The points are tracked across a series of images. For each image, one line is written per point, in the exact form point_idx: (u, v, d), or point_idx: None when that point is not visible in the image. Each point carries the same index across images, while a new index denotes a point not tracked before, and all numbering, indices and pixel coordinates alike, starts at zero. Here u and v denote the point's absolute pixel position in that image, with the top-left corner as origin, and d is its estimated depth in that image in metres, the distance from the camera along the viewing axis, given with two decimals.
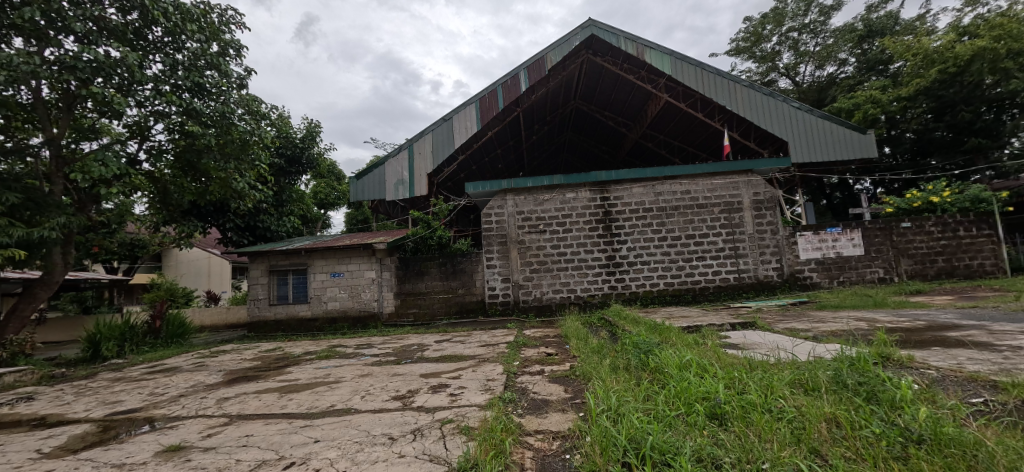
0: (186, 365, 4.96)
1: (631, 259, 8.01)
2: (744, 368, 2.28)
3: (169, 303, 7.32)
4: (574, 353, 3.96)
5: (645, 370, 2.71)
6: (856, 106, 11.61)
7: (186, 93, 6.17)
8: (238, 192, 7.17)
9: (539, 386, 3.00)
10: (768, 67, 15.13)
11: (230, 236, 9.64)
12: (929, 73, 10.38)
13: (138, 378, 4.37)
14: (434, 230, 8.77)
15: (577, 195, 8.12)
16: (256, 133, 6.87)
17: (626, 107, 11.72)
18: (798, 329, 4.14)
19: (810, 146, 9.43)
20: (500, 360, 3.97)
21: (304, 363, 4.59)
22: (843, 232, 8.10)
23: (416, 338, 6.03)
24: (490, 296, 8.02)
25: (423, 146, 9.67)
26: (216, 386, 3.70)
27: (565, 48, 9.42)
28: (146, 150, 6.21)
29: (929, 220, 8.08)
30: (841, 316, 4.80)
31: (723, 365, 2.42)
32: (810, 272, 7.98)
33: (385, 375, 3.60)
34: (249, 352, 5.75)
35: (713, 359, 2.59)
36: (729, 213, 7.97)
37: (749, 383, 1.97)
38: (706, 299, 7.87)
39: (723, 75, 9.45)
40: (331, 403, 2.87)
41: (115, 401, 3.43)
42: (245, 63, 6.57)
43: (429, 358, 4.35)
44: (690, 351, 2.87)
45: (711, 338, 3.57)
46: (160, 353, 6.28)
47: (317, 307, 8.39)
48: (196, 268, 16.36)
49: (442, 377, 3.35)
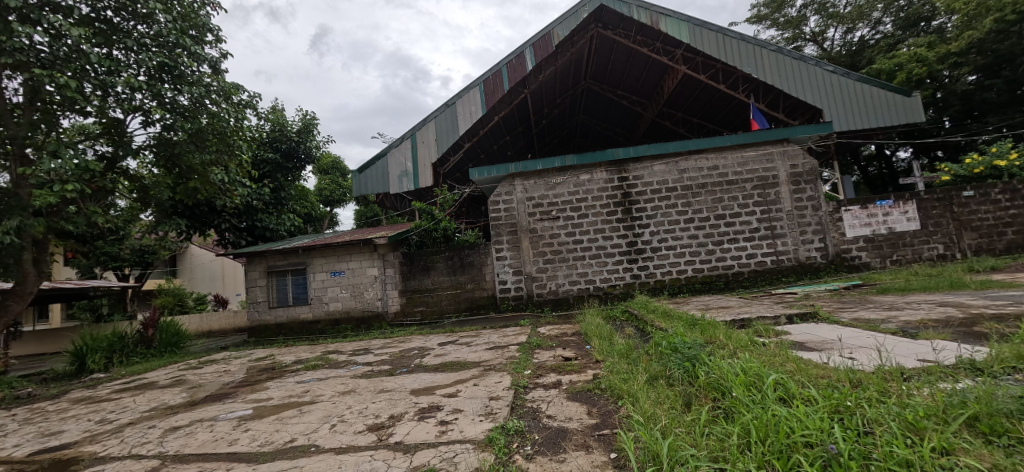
0: (163, 381, 4.46)
1: (655, 244, 7.25)
2: (849, 388, 1.63)
3: (162, 310, 6.82)
4: (597, 358, 3.30)
5: (695, 388, 2.05)
6: (899, 67, 10.51)
7: (159, 79, 5.63)
8: (224, 189, 6.67)
9: (554, 406, 2.35)
10: (794, 34, 14.03)
11: (229, 237, 9.21)
12: (983, 24, 9.29)
13: (104, 398, 3.88)
14: (438, 222, 8.08)
15: (592, 177, 7.40)
16: (237, 123, 6.35)
17: (640, 83, 10.86)
18: (872, 320, 3.39)
19: (850, 113, 8.47)
20: (509, 368, 3.32)
21: (288, 374, 4.05)
22: (895, 204, 7.18)
23: (419, 341, 5.44)
24: (501, 291, 7.38)
25: (426, 135, 9.04)
26: (175, 410, 3.16)
27: (572, 21, 8.65)
28: (121, 144, 5.76)
29: (996, 187, 7.09)
30: (916, 302, 4.01)
31: (811, 382, 1.75)
32: (859, 252, 7.12)
33: (370, 392, 3.00)
34: (237, 362, 5.25)
35: (792, 371, 1.91)
36: (764, 188, 7.15)
37: (875, 417, 1.33)
38: (741, 285, 7.07)
39: (747, 40, 8.55)
40: (290, 436, 2.27)
41: (54, 433, 2.92)
42: (220, 45, 6.01)
43: (427, 366, 3.76)
44: (752, 357, 2.19)
45: (768, 336, 2.90)
46: (146, 364, 5.87)
47: (319, 309, 7.89)
48: (210, 273, 16.14)
49: (435, 396, 2.70)
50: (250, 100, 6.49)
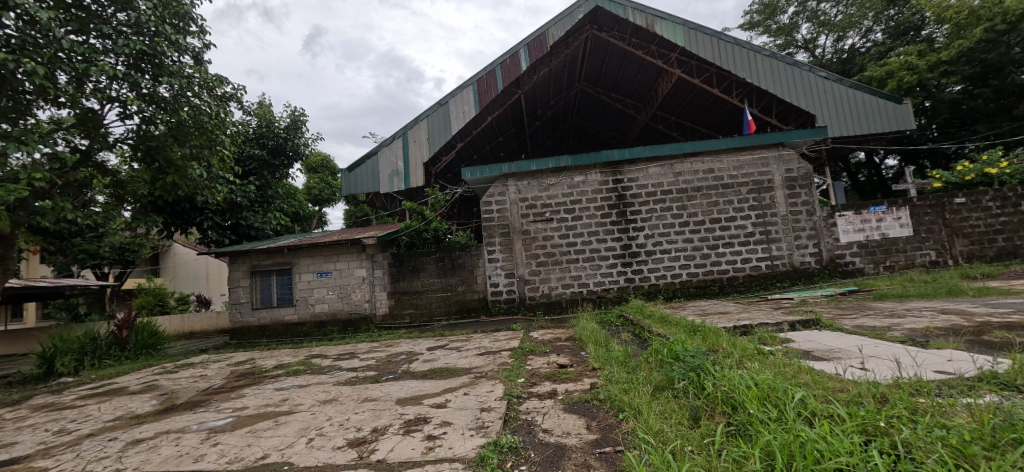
0: (135, 386, 4.22)
1: (649, 248, 7.14)
2: (874, 405, 1.50)
3: (138, 310, 6.54)
4: (593, 365, 3.15)
5: (701, 400, 1.92)
6: (889, 74, 10.62)
7: (137, 69, 5.37)
8: (206, 185, 6.40)
9: (551, 419, 2.19)
10: (786, 40, 14.09)
11: (211, 236, 8.90)
12: (973, 34, 9.39)
13: (67, 405, 3.63)
14: (429, 222, 7.87)
15: (587, 178, 7.27)
16: (220, 117, 6.11)
17: (634, 86, 10.79)
18: (875, 327, 3.29)
19: (844, 119, 8.47)
20: (501, 376, 3.15)
21: (267, 381, 3.84)
22: (888, 211, 7.17)
23: (408, 345, 5.25)
24: (493, 293, 7.22)
25: (417, 134, 8.85)
26: (141, 419, 2.94)
27: (567, 21, 8.54)
28: (96, 136, 5.50)
29: (987, 194, 7.11)
30: (916, 308, 3.94)
31: (831, 397, 1.63)
32: (852, 257, 7.09)
33: (353, 401, 2.82)
34: (216, 366, 5.01)
35: (807, 384, 1.78)
36: (759, 192, 7.09)
37: (915, 445, 1.21)
38: (735, 290, 6.99)
39: (742, 44, 8.51)
40: (263, 451, 2.08)
41: (5, 445, 2.69)
42: (204, 35, 5.79)
43: (415, 373, 3.58)
44: (761, 367, 2.05)
45: (772, 344, 2.78)
46: (119, 367, 5.60)
47: (304, 310, 7.64)
48: (193, 272, 15.68)
49: (422, 407, 2.53)
50: (233, 93, 6.26)
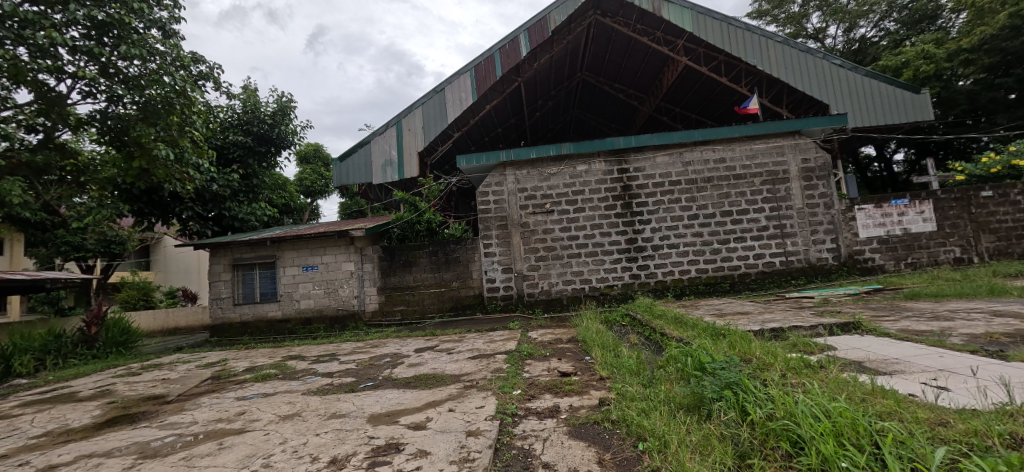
0: (86, 391, 3.79)
1: (656, 242, 6.70)
2: (1014, 455, 1.08)
3: (108, 305, 6.11)
4: (601, 374, 2.72)
5: (747, 431, 1.49)
6: (905, 64, 10.17)
7: (98, 39, 4.89)
8: (178, 170, 5.92)
9: (552, 448, 1.76)
10: (794, 30, 13.57)
11: (193, 227, 8.45)
12: (995, 20, 8.83)
13: (1, 415, 3.21)
14: (422, 214, 7.40)
15: (590, 168, 6.82)
16: (192, 96, 5.62)
17: (638, 76, 10.29)
18: (926, 331, 2.85)
19: (861, 109, 7.98)
20: (494, 387, 2.70)
21: (230, 387, 3.40)
22: (911, 204, 6.72)
23: (395, 346, 4.82)
24: (489, 289, 6.77)
25: (412, 122, 8.38)
26: (70, 436, 2.51)
27: (569, 4, 8.02)
28: (51, 114, 5.03)
29: (1015, 187, 6.66)
30: (961, 310, 3.51)
31: (940, 440, 1.20)
32: (872, 253, 6.66)
33: (319, 417, 2.39)
34: (184, 368, 4.58)
35: (891, 413, 1.37)
36: (774, 184, 6.65)
37: None
38: (747, 288, 6.57)
39: (754, 30, 8.01)
40: None
41: None
42: (175, 8, 5.32)
43: (397, 381, 3.14)
44: (821, 388, 1.62)
45: (814, 354, 2.34)
46: (82, 368, 5.17)
47: (289, 306, 7.21)
48: (184, 266, 15.20)
49: (397, 428, 2.09)
50: (208, 72, 5.80)
